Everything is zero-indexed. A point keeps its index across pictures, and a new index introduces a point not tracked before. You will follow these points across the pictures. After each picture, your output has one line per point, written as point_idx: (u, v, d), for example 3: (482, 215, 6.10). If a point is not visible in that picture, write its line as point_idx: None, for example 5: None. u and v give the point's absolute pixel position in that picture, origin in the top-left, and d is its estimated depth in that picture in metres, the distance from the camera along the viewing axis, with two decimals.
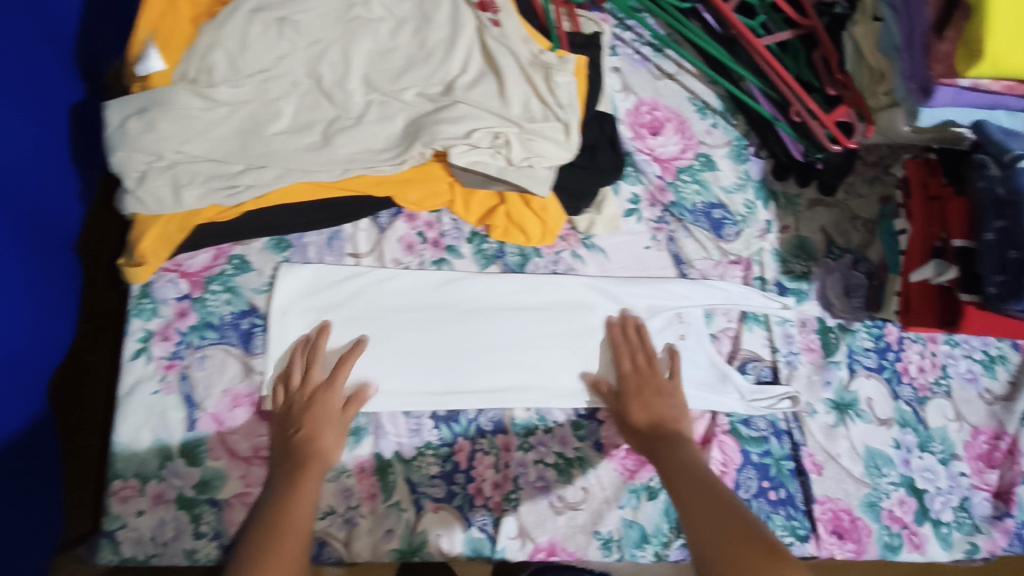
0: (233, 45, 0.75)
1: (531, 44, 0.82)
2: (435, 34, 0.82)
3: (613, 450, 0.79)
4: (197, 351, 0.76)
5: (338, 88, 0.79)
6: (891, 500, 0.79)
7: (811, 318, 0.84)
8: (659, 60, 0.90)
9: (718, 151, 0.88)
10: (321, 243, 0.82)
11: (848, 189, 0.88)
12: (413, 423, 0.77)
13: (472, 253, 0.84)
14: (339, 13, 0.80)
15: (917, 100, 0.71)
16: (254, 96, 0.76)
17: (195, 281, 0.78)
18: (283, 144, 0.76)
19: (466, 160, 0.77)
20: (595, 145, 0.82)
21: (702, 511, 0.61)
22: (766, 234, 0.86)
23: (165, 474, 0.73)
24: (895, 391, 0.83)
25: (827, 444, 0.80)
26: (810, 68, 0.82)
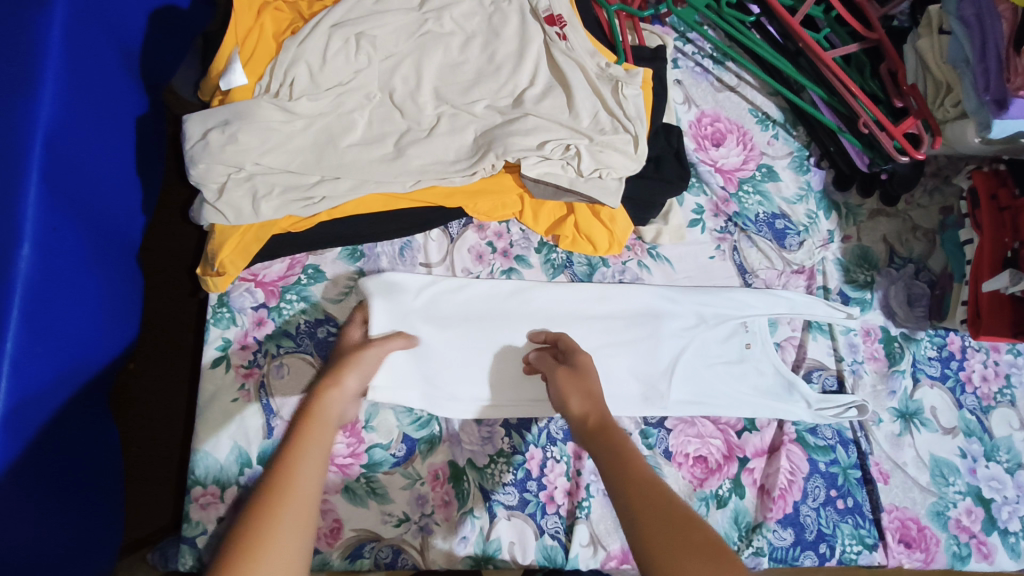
0: (314, 60, 0.77)
1: (597, 58, 0.84)
2: (504, 48, 0.84)
3: (681, 458, 0.78)
4: (274, 360, 0.78)
5: (410, 101, 0.81)
6: (959, 509, 0.79)
7: (876, 327, 0.84)
8: (719, 72, 0.92)
9: (780, 162, 0.88)
10: (393, 254, 0.84)
11: (908, 199, 0.88)
12: (485, 431, 0.78)
13: (541, 262, 0.85)
14: (411, 29, 0.82)
15: (991, 113, 0.73)
16: (331, 109, 0.78)
17: (271, 291, 0.80)
18: (357, 156, 0.78)
19: (538, 172, 0.78)
20: (661, 157, 0.83)
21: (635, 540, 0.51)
22: (829, 244, 0.86)
23: (243, 481, 0.74)
24: (959, 399, 0.83)
25: (893, 452, 0.81)
26: (875, 80, 0.82)
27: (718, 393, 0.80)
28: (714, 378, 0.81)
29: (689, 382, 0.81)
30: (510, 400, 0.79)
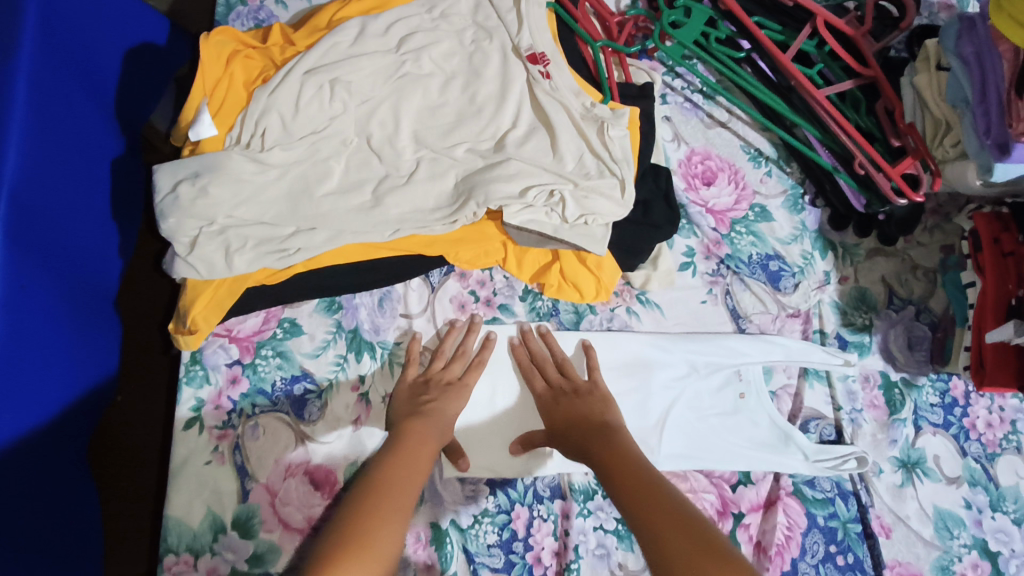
0: (287, 108, 0.74)
1: (582, 97, 0.81)
2: (485, 88, 0.81)
3: None
4: (249, 420, 0.75)
5: (388, 147, 0.78)
6: (964, 564, 0.76)
7: (875, 373, 0.81)
8: (710, 107, 0.88)
9: (773, 201, 0.85)
10: (372, 305, 0.80)
11: (907, 237, 0.84)
12: (469, 490, 0.75)
13: (526, 311, 0.82)
14: (389, 71, 0.79)
15: (991, 156, 0.68)
16: (305, 157, 0.75)
17: (245, 346, 0.77)
18: (333, 206, 0.75)
19: (521, 220, 0.75)
20: (649, 200, 0.80)
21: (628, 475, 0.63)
22: (825, 286, 0.83)
23: (218, 548, 0.71)
24: (963, 447, 0.80)
25: (895, 505, 0.78)
26: (872, 117, 0.79)
27: (712, 446, 0.77)
28: (709, 432, 0.78)
29: (682, 434, 0.77)
30: (498, 459, 0.76)
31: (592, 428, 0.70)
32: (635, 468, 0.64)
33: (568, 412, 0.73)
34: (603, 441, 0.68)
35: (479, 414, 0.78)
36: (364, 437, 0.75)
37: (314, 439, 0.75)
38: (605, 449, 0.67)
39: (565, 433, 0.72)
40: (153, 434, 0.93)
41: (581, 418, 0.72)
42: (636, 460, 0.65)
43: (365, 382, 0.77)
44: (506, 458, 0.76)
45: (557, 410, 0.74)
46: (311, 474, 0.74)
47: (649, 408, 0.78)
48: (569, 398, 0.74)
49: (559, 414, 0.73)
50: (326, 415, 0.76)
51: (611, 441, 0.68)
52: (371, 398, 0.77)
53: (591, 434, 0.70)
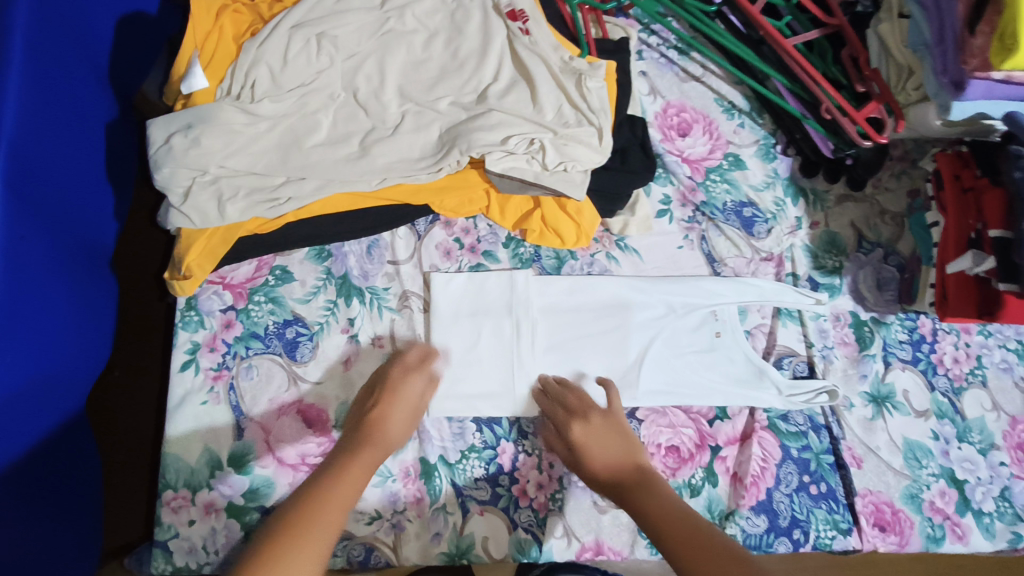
0: (275, 61, 0.77)
1: (560, 51, 0.84)
2: (467, 44, 0.84)
3: (653, 448, 0.78)
4: (243, 362, 0.77)
5: (374, 100, 0.81)
6: (932, 491, 0.80)
7: (845, 313, 0.84)
8: (684, 63, 0.91)
9: (747, 150, 0.88)
10: (360, 253, 0.83)
11: (876, 183, 0.88)
12: (456, 427, 0.78)
13: (509, 257, 0.85)
14: (373, 27, 0.82)
15: (949, 95, 0.72)
16: (294, 110, 0.78)
17: (239, 293, 0.80)
18: (321, 156, 0.78)
19: (503, 166, 0.79)
20: (626, 148, 0.84)
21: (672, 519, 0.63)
22: (797, 231, 0.86)
23: (214, 483, 0.74)
24: (931, 382, 0.83)
25: (866, 437, 0.81)
26: (838, 66, 0.82)
27: (689, 381, 0.80)
28: (688, 368, 0.81)
29: (662, 371, 0.81)
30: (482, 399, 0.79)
31: (638, 477, 0.69)
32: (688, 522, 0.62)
33: (603, 454, 0.71)
34: (644, 491, 0.67)
35: (465, 356, 0.80)
36: (354, 377, 0.78)
37: (307, 380, 0.78)
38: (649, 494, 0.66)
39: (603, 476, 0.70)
40: (148, 397, 0.94)
41: (619, 463, 0.70)
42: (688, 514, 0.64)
43: (355, 325, 0.80)
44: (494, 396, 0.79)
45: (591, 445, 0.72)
46: (303, 413, 0.77)
47: (628, 348, 0.81)
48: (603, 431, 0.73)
49: (595, 451, 0.71)
50: (319, 357, 0.78)
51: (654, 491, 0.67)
52: (360, 340, 0.79)
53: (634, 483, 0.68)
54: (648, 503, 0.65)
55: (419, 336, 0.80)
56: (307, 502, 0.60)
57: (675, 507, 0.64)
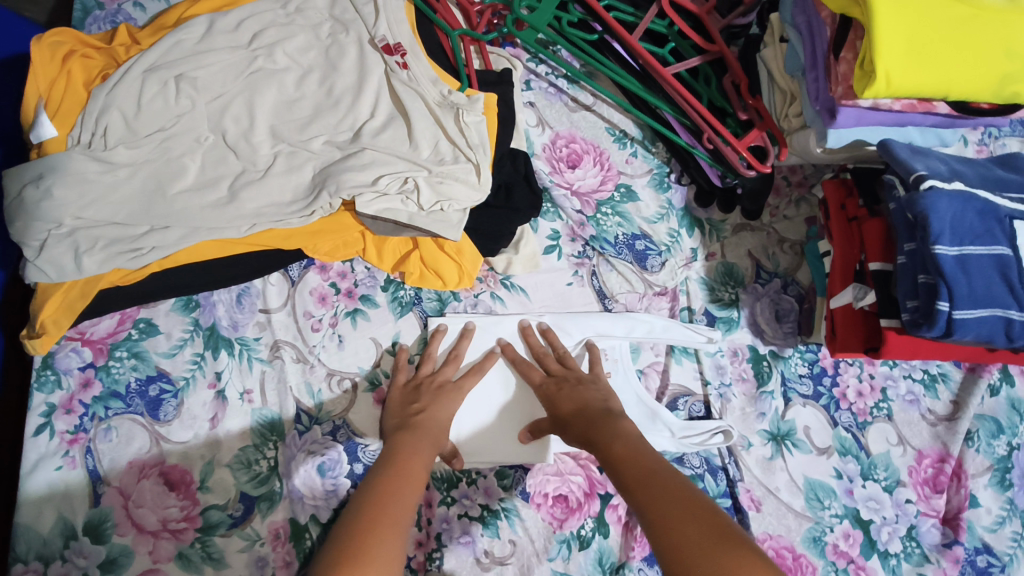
0: (129, 107, 0.74)
1: (440, 86, 0.81)
2: (342, 81, 0.80)
3: (539, 498, 0.75)
4: (101, 423, 0.73)
5: (244, 141, 0.77)
6: (836, 534, 0.76)
7: (743, 347, 0.81)
8: (574, 91, 0.89)
9: (640, 181, 0.86)
10: (230, 302, 0.79)
11: (773, 211, 0.85)
12: (330, 484, 0.74)
13: (388, 301, 0.81)
14: (240, 67, 0.78)
15: (825, 123, 0.68)
16: (155, 155, 0.74)
17: (99, 349, 0.76)
18: (187, 203, 0.73)
19: (375, 209, 0.74)
20: (510, 184, 0.80)
21: (634, 465, 0.60)
22: (692, 263, 0.83)
23: (68, 554, 0.69)
24: (833, 417, 0.79)
25: (765, 478, 0.77)
26: (722, 93, 0.79)
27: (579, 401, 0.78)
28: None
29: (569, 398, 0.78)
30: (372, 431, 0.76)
31: (605, 423, 0.67)
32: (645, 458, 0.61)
33: (578, 399, 0.71)
34: (608, 431, 0.66)
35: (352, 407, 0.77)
36: (221, 435, 0.74)
37: (171, 440, 0.73)
38: (617, 445, 0.63)
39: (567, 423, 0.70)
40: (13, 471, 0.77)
41: (592, 404, 0.70)
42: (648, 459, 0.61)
43: (222, 379, 0.76)
44: (463, 418, 0.77)
45: (562, 398, 0.72)
46: (165, 475, 0.72)
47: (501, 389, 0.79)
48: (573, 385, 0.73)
49: (564, 401, 0.72)
50: (183, 415, 0.74)
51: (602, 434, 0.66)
52: (227, 395, 0.75)
53: (593, 424, 0.67)
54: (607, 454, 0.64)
55: (291, 389, 0.76)
56: (388, 460, 0.65)
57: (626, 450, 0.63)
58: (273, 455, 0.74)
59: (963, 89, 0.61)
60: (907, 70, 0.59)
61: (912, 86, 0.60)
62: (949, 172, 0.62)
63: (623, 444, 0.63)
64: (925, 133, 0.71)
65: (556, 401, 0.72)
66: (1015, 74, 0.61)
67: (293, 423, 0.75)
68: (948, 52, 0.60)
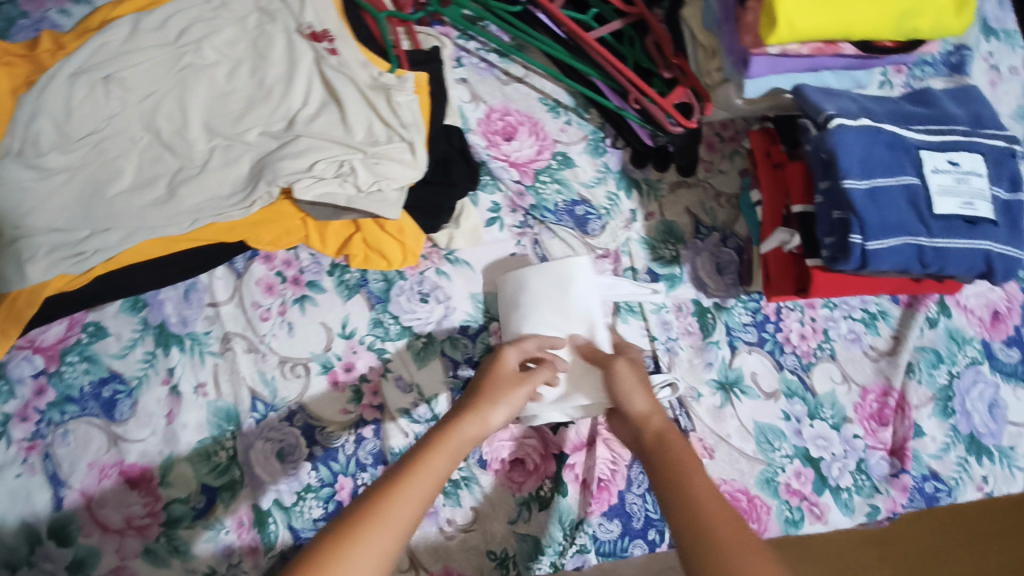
0: (58, 113, 0.74)
1: (370, 68, 0.81)
2: (273, 71, 0.80)
3: (496, 465, 0.76)
4: (58, 428, 0.74)
5: (179, 138, 0.77)
6: (788, 473, 0.78)
7: (688, 302, 0.83)
8: (505, 65, 0.90)
9: (575, 148, 0.87)
10: (178, 299, 0.80)
11: (708, 167, 0.87)
12: (290, 468, 0.75)
13: (335, 286, 0.82)
14: (169, 64, 0.78)
15: (739, 73, 0.71)
16: (90, 159, 0.74)
17: (50, 355, 0.76)
18: (125, 205, 0.74)
19: (313, 194, 0.75)
20: (448, 159, 0.82)
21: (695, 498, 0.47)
22: (632, 224, 0.85)
23: (36, 558, 0.70)
24: (779, 361, 0.82)
25: (716, 425, 0.79)
26: (646, 54, 0.80)
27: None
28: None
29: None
30: (329, 411, 0.77)
31: (671, 444, 0.54)
32: (727, 533, 0.44)
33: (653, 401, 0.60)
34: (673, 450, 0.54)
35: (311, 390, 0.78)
36: (178, 430, 0.75)
37: (129, 439, 0.74)
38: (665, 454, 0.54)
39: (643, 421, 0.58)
40: None
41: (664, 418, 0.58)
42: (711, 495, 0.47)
43: (175, 375, 0.77)
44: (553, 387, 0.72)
45: (620, 387, 0.62)
46: (126, 474, 0.73)
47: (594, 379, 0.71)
48: (630, 377, 0.63)
49: (638, 399, 0.60)
50: (139, 413, 0.75)
51: (690, 476, 0.50)
52: (181, 390, 0.76)
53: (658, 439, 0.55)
54: (667, 466, 0.51)
55: (245, 380, 0.77)
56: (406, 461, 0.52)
57: (708, 507, 0.46)
58: (231, 446, 0.75)
59: (863, 28, 0.62)
60: (807, 12, 0.60)
61: (812, 28, 0.61)
62: (858, 110, 0.64)
63: (703, 491, 0.48)
64: (840, 77, 0.73)
65: (626, 393, 0.61)
66: (911, 12, 0.62)
67: (249, 412, 0.76)
68: None
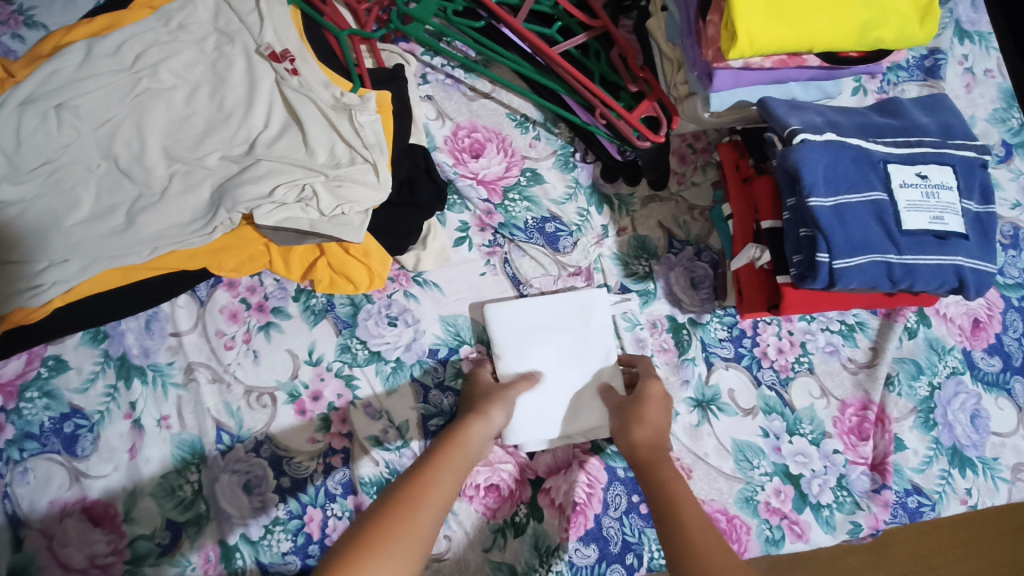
0: (9, 143, 0.72)
1: (331, 88, 0.80)
2: (232, 93, 0.78)
3: (470, 491, 0.74)
4: (18, 466, 0.72)
5: (137, 165, 0.75)
6: (767, 492, 0.76)
7: (662, 318, 0.82)
8: (472, 80, 0.89)
9: (544, 163, 0.86)
10: (139, 329, 0.78)
11: (681, 179, 0.86)
12: (258, 501, 0.74)
13: (301, 311, 0.80)
14: (125, 89, 0.76)
15: (704, 86, 0.70)
16: (45, 189, 0.72)
17: (9, 391, 0.74)
18: (84, 234, 0.72)
19: (274, 220, 0.73)
20: (413, 180, 0.80)
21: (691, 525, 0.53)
22: (604, 240, 0.84)
23: None
24: (756, 376, 0.80)
25: (693, 445, 0.77)
26: (612, 67, 0.79)
27: (526, 359, 0.78)
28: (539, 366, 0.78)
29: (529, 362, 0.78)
30: (296, 441, 0.76)
31: (665, 473, 0.60)
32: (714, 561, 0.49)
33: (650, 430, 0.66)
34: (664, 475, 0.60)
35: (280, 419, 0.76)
36: (142, 464, 0.73)
37: (91, 475, 0.72)
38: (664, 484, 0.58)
39: (634, 447, 0.65)
40: None
41: (656, 444, 0.64)
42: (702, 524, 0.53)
43: (138, 409, 0.75)
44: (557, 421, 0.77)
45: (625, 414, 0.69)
46: (88, 512, 0.71)
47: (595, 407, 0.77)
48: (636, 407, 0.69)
49: (637, 429, 0.66)
50: (101, 448, 0.73)
51: (682, 506, 0.55)
52: (144, 423, 0.74)
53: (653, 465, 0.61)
54: (662, 499, 0.57)
55: (210, 411, 0.75)
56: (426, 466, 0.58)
57: (702, 538, 0.51)
58: (196, 480, 0.73)
59: (826, 41, 0.61)
60: (767, 27, 0.59)
61: (774, 42, 0.60)
62: (823, 124, 0.63)
63: (693, 521, 0.53)
64: (807, 87, 0.72)
65: (629, 424, 0.67)
66: (872, 22, 0.61)
67: (214, 444, 0.75)
68: (805, 9, 0.60)
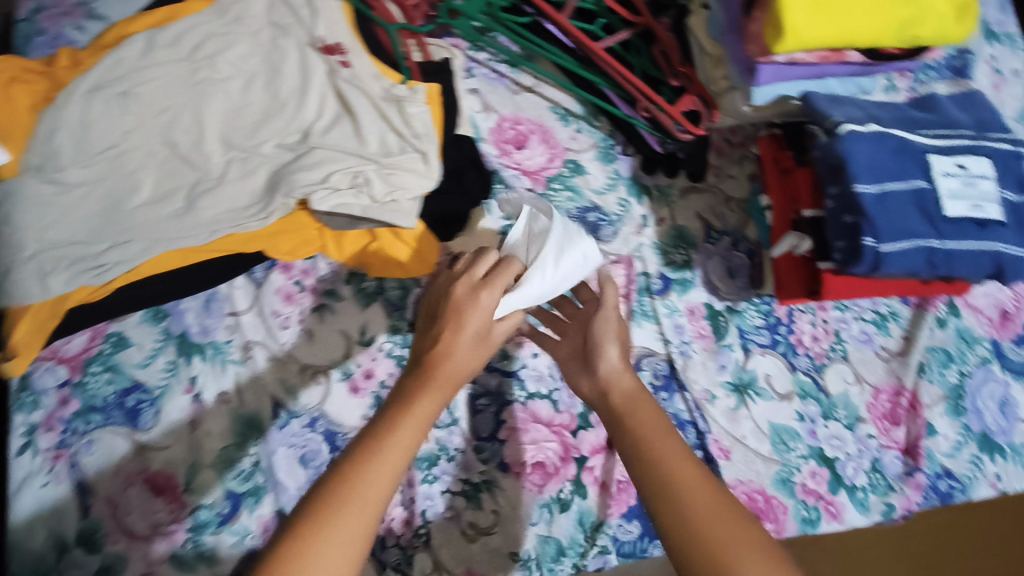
0: (75, 127, 0.75)
1: (382, 80, 0.82)
2: (287, 84, 0.81)
3: (518, 468, 0.77)
4: (83, 437, 0.75)
5: (196, 151, 0.78)
6: (803, 474, 0.79)
7: (700, 305, 0.84)
8: (515, 75, 0.92)
9: (585, 155, 0.89)
10: (198, 308, 0.81)
11: (717, 172, 0.89)
12: (313, 473, 0.76)
13: (353, 294, 0.84)
14: (184, 78, 0.79)
15: (747, 81, 0.73)
16: (107, 173, 0.75)
17: (74, 365, 0.77)
18: (146, 217, 0.75)
19: (329, 205, 0.75)
20: (461, 169, 0.84)
21: (673, 461, 0.51)
22: (643, 229, 0.86)
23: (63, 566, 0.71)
24: (792, 363, 0.83)
25: (731, 427, 0.80)
26: (653, 63, 0.82)
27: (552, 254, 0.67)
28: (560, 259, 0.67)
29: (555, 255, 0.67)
30: (350, 416, 0.79)
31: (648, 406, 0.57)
32: (707, 507, 0.47)
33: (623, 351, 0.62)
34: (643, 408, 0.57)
35: (334, 396, 0.79)
36: (201, 437, 0.76)
37: (153, 446, 0.75)
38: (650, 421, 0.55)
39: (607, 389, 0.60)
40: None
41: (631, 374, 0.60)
42: (692, 459, 0.51)
43: (197, 384, 0.78)
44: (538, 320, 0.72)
45: (601, 330, 0.64)
46: (151, 481, 0.74)
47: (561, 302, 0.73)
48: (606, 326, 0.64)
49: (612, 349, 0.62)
50: (162, 421, 0.76)
51: (659, 441, 0.53)
52: (203, 398, 0.77)
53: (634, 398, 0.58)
54: (645, 434, 0.54)
55: (268, 387, 0.78)
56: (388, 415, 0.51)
57: (691, 478, 0.49)
58: (254, 452, 0.76)
59: (865, 37, 0.64)
60: (811, 21, 0.62)
61: (817, 37, 0.63)
62: (865, 117, 0.66)
63: (675, 460, 0.51)
64: (845, 83, 0.75)
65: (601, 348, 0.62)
66: (910, 21, 0.64)
67: (271, 419, 0.77)
68: (847, 7, 0.63)
